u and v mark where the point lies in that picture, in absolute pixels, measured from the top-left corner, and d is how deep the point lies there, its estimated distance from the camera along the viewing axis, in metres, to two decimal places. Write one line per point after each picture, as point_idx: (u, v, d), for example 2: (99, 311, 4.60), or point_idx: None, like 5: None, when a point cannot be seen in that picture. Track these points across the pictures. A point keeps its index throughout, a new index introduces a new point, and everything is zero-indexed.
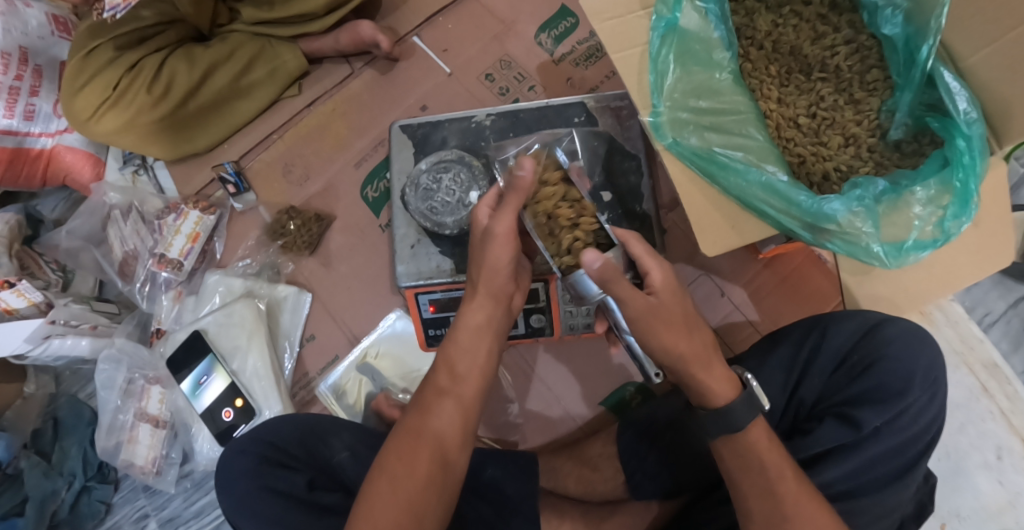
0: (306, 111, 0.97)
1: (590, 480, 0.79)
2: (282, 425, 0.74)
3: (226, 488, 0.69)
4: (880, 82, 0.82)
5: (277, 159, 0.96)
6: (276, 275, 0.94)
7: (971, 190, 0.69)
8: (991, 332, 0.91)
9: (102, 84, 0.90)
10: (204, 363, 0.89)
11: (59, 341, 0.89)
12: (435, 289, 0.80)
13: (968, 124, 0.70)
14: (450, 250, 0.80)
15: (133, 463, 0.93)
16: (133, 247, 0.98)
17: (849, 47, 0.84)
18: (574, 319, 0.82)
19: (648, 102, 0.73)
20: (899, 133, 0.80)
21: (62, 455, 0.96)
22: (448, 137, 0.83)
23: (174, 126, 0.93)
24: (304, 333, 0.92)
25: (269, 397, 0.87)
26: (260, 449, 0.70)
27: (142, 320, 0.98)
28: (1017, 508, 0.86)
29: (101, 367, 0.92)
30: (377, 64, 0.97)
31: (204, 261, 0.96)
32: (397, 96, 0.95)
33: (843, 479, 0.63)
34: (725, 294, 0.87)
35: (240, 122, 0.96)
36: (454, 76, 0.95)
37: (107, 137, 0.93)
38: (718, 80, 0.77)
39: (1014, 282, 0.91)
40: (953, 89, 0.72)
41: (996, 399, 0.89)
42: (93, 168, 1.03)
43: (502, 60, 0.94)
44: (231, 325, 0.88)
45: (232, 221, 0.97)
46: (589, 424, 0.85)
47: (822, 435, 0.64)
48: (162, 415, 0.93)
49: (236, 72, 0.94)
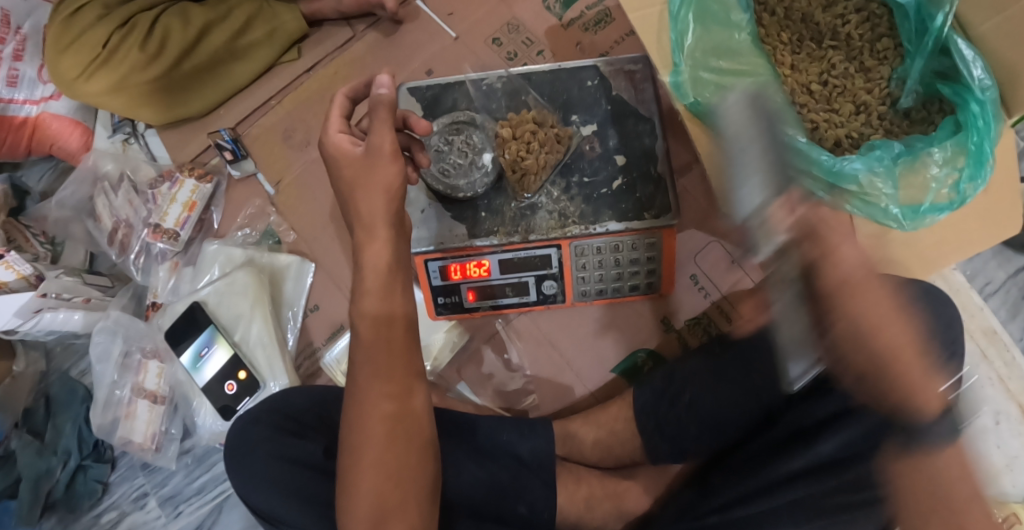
0: (306, 75, 0.95)
1: (607, 446, 0.79)
2: (295, 394, 0.72)
3: (240, 456, 0.67)
4: (891, 50, 0.82)
5: (276, 124, 0.94)
6: (277, 245, 0.92)
7: (986, 152, 0.69)
8: (991, 300, 0.97)
9: (91, 41, 0.88)
10: (205, 334, 0.86)
11: (51, 315, 0.87)
12: (447, 255, 0.78)
13: (982, 91, 0.70)
14: (462, 215, 0.77)
15: (131, 440, 0.90)
16: (126, 218, 0.95)
17: (860, 16, 0.84)
18: (586, 285, 0.81)
19: (668, 61, 0.70)
20: (910, 101, 0.80)
21: (55, 434, 0.93)
22: (459, 99, 0.81)
23: (167, 87, 0.91)
24: (308, 303, 0.90)
25: (275, 368, 0.85)
26: (275, 420, 0.69)
27: (136, 293, 0.95)
28: (1013, 471, 0.91)
29: (96, 340, 0.89)
30: (380, 27, 0.95)
31: (200, 231, 0.94)
32: (402, 60, 0.93)
33: (859, 439, 0.64)
34: (736, 261, 0.85)
35: (237, 86, 0.94)
36: (461, 40, 0.93)
37: (94, 98, 0.90)
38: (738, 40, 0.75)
39: (1013, 252, 0.96)
40: (968, 58, 0.71)
41: (994, 365, 0.94)
42: (81, 137, 0.98)
43: (510, 24, 0.92)
44: (234, 293, 0.87)
45: (231, 190, 0.94)
46: (602, 390, 0.85)
47: (843, 395, 0.65)
48: (159, 390, 0.90)
49: (235, 31, 0.93)
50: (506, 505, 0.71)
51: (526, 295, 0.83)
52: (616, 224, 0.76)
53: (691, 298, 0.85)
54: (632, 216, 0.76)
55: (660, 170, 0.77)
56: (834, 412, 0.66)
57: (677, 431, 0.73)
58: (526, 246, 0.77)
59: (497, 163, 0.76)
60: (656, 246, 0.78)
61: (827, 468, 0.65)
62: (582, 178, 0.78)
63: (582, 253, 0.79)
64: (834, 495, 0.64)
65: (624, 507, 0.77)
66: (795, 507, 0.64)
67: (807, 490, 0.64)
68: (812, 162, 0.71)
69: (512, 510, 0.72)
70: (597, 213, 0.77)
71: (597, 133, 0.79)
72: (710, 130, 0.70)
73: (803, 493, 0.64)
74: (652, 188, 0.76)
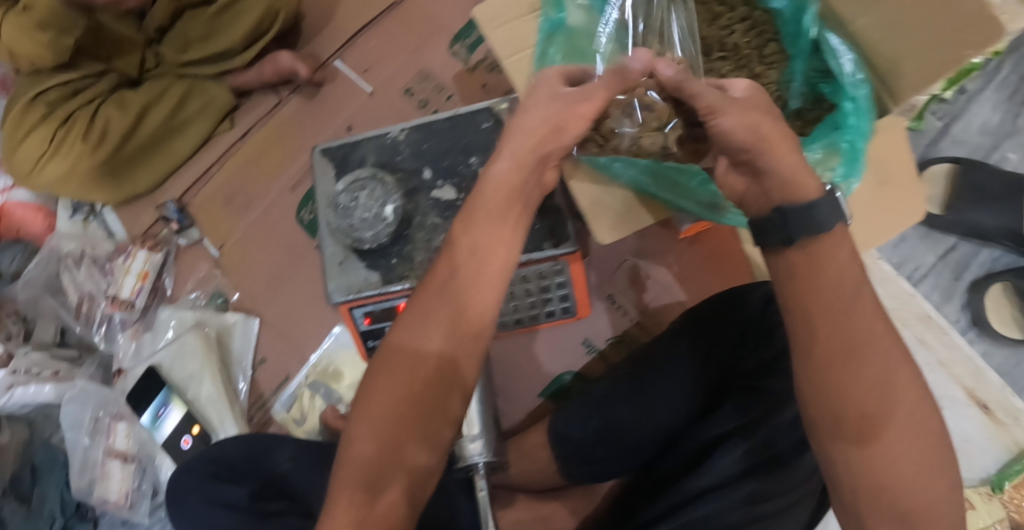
0: (240, 142, 1.02)
1: (531, 471, 0.80)
2: (230, 444, 0.77)
3: (178, 502, 0.73)
4: (777, 55, 0.85)
5: (218, 191, 1.01)
6: (224, 303, 0.98)
7: (858, 150, 0.73)
8: (922, 285, 0.96)
9: (37, 138, 0.94)
10: (161, 395, 0.92)
11: (22, 390, 0.94)
12: (367, 301, 0.82)
13: (854, 86, 0.74)
14: (377, 263, 0.82)
15: (107, 499, 0.96)
16: (89, 291, 1.02)
17: (745, 24, 0.87)
18: (505, 316, 0.84)
19: None
20: (799, 102, 0.83)
21: (41, 498, 1.00)
22: (366, 155, 0.86)
23: (112, 168, 0.97)
24: (255, 357, 0.96)
25: (224, 419, 0.91)
26: (207, 468, 0.74)
27: (103, 362, 1.03)
28: (965, 456, 0.91)
29: (67, 409, 0.95)
30: (302, 91, 1.01)
31: (155, 297, 1.00)
32: (326, 118, 1.00)
33: (753, 453, 0.63)
34: (652, 277, 0.89)
35: (179, 160, 1.02)
36: (377, 94, 0.99)
37: (50, 184, 0.97)
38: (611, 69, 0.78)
39: (940, 234, 0.96)
40: (839, 49, 0.76)
41: (933, 350, 0.94)
42: (45, 220, 1.06)
43: (421, 74, 0.98)
44: (184, 354, 0.93)
45: (180, 257, 1.01)
46: (532, 415, 0.87)
47: (729, 411, 0.67)
48: (129, 449, 0.97)
49: (170, 110, 0.99)
50: None
51: None
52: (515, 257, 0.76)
53: (611, 318, 0.88)
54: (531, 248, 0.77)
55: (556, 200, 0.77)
56: (727, 429, 0.66)
57: (588, 454, 0.74)
58: None
59: (400, 212, 0.80)
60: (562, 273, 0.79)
61: (731, 483, 0.63)
62: None
63: None
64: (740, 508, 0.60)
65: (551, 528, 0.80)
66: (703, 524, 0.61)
67: (714, 507, 0.61)
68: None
69: None
70: None
71: None
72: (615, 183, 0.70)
73: (708, 510, 0.62)
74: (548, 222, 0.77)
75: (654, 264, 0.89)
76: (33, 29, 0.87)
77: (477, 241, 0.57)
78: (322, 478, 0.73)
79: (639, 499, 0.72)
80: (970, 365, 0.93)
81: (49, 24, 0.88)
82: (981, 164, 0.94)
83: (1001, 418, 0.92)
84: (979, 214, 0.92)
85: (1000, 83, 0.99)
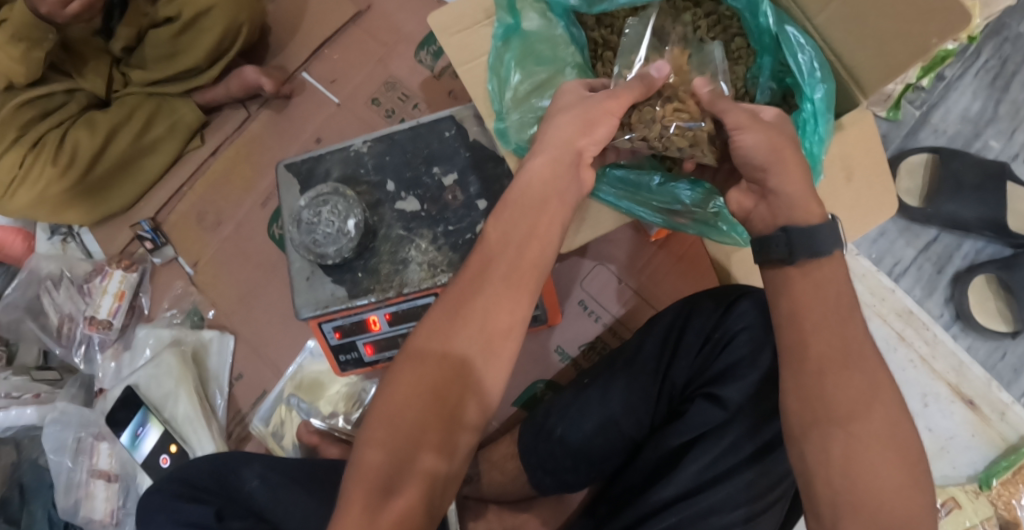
0: (211, 159, 1.02)
1: (500, 482, 0.79)
2: (198, 463, 0.77)
3: (144, 519, 0.73)
4: (743, 50, 0.83)
5: (191, 209, 1.01)
6: (201, 320, 0.98)
7: (819, 155, 0.71)
8: (903, 280, 0.94)
9: (8, 164, 0.95)
10: (138, 415, 0.92)
11: (3, 413, 0.94)
12: (335, 316, 0.82)
13: (814, 86, 0.72)
14: (344, 277, 0.81)
15: (93, 518, 0.97)
16: (69, 311, 1.03)
17: (710, 19, 0.85)
18: None
19: (491, 110, 0.75)
20: (765, 98, 0.82)
21: (29, 519, 1.02)
22: (331, 168, 0.85)
23: (84, 191, 0.98)
24: (232, 373, 0.96)
25: (201, 437, 0.91)
26: (175, 487, 0.75)
27: (84, 382, 1.03)
28: (949, 453, 0.90)
29: (50, 431, 0.96)
30: (271, 105, 1.01)
31: (133, 316, 1.01)
32: (293, 132, 0.99)
33: (715, 463, 0.63)
34: (622, 281, 0.88)
35: (150, 179, 1.02)
36: (344, 105, 0.98)
37: (21, 211, 0.98)
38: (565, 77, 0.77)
39: (920, 226, 0.94)
40: (797, 43, 0.73)
41: (914, 346, 0.92)
42: (24, 241, 1.07)
43: (387, 83, 0.97)
44: (160, 374, 0.93)
45: (156, 275, 1.01)
46: (505, 424, 0.87)
47: (693, 419, 0.65)
48: (112, 468, 0.98)
49: (137, 131, 0.99)
50: None
51: None
52: None
53: (582, 324, 0.87)
54: None
55: None
56: (688, 439, 0.65)
57: (554, 464, 0.73)
58: (404, 298, 0.81)
59: (363, 227, 0.79)
60: None
61: (694, 493, 0.63)
62: (448, 226, 0.81)
63: None
64: (707, 518, 0.62)
65: None
66: None
67: (678, 516, 0.62)
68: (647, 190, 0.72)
69: None
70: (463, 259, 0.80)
71: (458, 181, 0.83)
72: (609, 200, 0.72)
73: (675, 520, 0.62)
74: None
75: (624, 268, 0.88)
76: (6, 42, 0.89)
77: (495, 246, 0.58)
78: (293, 497, 0.74)
79: (607, 507, 0.72)
80: (953, 360, 0.91)
81: (23, 35, 0.89)
82: (960, 153, 0.92)
83: (987, 414, 0.90)
84: (959, 206, 0.90)
85: (980, 69, 0.97)
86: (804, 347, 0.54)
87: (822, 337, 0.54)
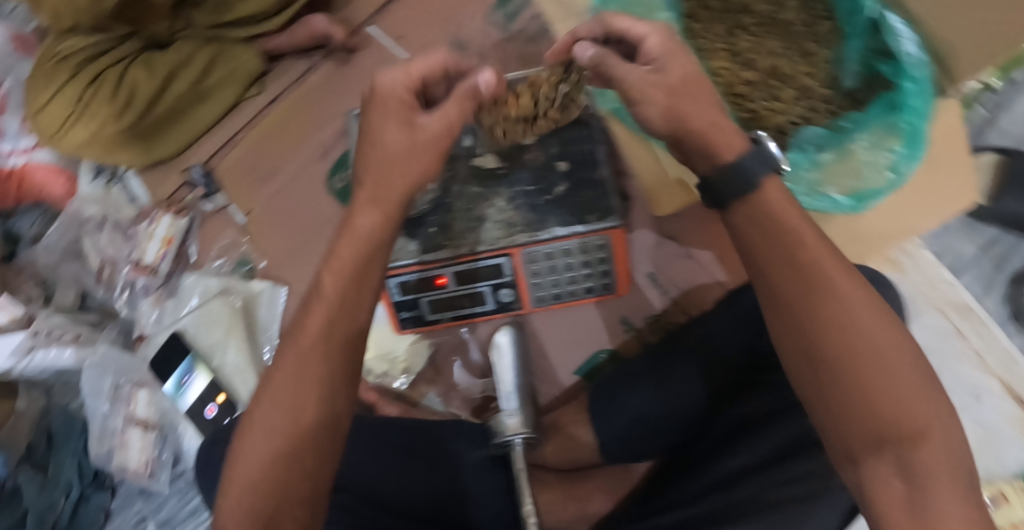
0: (268, 108, 0.99)
1: (565, 448, 0.78)
2: (261, 413, 0.75)
3: (205, 472, 0.71)
4: (829, 32, 0.81)
5: (242, 159, 0.98)
6: (251, 271, 0.95)
7: (919, 130, 0.72)
8: (963, 276, 0.94)
9: (65, 99, 0.91)
10: (186, 362, 0.90)
11: (43, 353, 0.92)
12: (405, 272, 0.79)
13: (914, 67, 0.72)
14: (416, 233, 0.79)
15: (127, 467, 0.95)
16: (110, 255, 1.00)
17: (797, 1, 0.84)
18: (542, 290, 0.83)
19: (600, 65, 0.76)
20: (853, 82, 0.79)
21: (57, 466, 0.98)
22: None
23: (139, 134, 0.95)
24: (281, 326, 0.93)
25: (250, 388, 0.89)
26: (237, 439, 0.72)
27: (124, 327, 1.00)
28: (996, 447, 0.90)
29: (87, 375, 0.94)
30: (334, 57, 0.98)
31: (179, 264, 0.98)
32: (355, 87, 0.97)
33: (798, 437, 0.61)
34: (691, 256, 0.87)
35: (203, 126, 0.98)
36: (410, 63, 0.96)
37: (74, 149, 0.95)
38: None
39: (982, 225, 0.94)
40: (898, 33, 0.73)
41: (969, 340, 0.92)
42: (65, 183, 1.03)
43: (456, 43, 0.95)
44: (209, 323, 0.91)
45: (205, 223, 0.98)
46: (566, 393, 0.86)
47: (778, 387, 0.66)
48: (151, 417, 0.95)
49: (197, 75, 0.95)
50: None
51: (485, 304, 0.85)
52: (561, 229, 0.76)
53: (648, 296, 0.86)
54: (575, 221, 0.76)
55: (602, 173, 0.78)
56: (773, 408, 0.65)
57: (626, 431, 0.73)
58: (476, 257, 0.79)
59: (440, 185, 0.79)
60: (606, 248, 0.79)
61: (774, 465, 0.60)
62: (528, 187, 0.79)
63: (533, 261, 0.80)
64: (789, 487, 0.58)
65: (586, 509, 0.75)
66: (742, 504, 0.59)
67: (755, 487, 0.59)
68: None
69: (464, 517, 0.73)
70: (541, 220, 0.77)
71: (539, 141, 0.79)
72: None
73: (752, 490, 0.59)
74: (588, 192, 0.77)
75: (694, 246, 0.87)
76: None
77: None
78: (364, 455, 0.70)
79: (674, 474, 0.70)
80: (1006, 357, 0.92)
81: None
82: None
83: None
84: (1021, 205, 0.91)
85: None
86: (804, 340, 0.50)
87: (868, 351, 0.49)
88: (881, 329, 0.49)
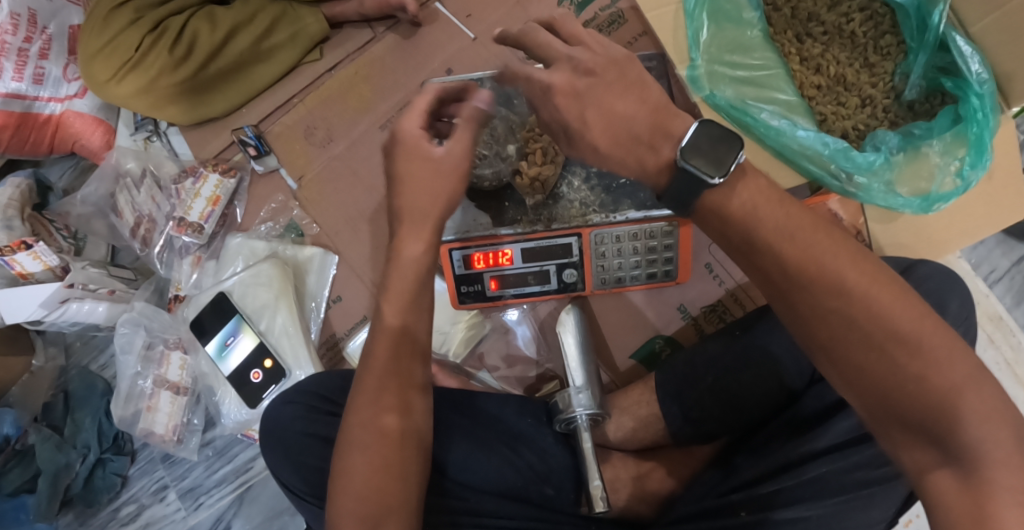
0: (326, 75, 0.97)
1: (630, 429, 0.80)
2: (328, 377, 0.73)
3: (274, 436, 0.69)
4: (894, 47, 0.81)
5: (299, 122, 0.95)
6: (301, 238, 0.94)
7: (985, 141, 0.72)
8: (996, 287, 0.99)
9: (124, 45, 0.91)
10: (230, 324, 0.87)
11: (77, 305, 0.89)
12: (472, 244, 0.79)
13: (979, 83, 0.72)
14: (486, 205, 0.81)
15: (152, 432, 0.90)
16: (148, 213, 0.96)
17: (863, 14, 0.82)
18: (608, 272, 0.82)
19: (684, 56, 0.79)
20: (913, 94, 0.80)
21: (74, 427, 0.93)
22: None
23: (194, 88, 0.93)
24: (330, 294, 0.91)
25: (299, 355, 0.86)
26: (308, 400, 0.70)
27: (159, 287, 1.01)
28: None
29: (121, 331, 0.90)
30: (399, 29, 0.97)
31: (224, 225, 0.96)
32: (420, 61, 0.96)
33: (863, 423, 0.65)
34: None
35: (258, 87, 0.96)
36: (479, 41, 0.95)
37: (123, 99, 0.93)
38: (749, 37, 0.83)
39: (1017, 241, 0.98)
40: (965, 54, 0.73)
41: (1001, 350, 0.97)
42: (104, 134, 1.00)
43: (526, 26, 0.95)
44: (258, 285, 0.87)
45: (253, 185, 0.96)
46: (621, 376, 0.88)
47: None
48: (182, 381, 0.91)
49: (258, 34, 0.95)
50: (533, 487, 0.72)
51: (548, 284, 0.84)
52: (635, 212, 0.78)
53: (706, 285, 0.87)
54: (650, 205, 0.78)
55: None
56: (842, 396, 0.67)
57: (697, 413, 0.74)
58: (548, 234, 0.79)
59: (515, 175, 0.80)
60: (673, 234, 0.80)
61: (844, 448, 0.64)
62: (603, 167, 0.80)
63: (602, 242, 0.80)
64: (855, 472, 0.63)
65: (646, 488, 0.79)
66: (814, 484, 0.63)
67: (828, 467, 0.63)
68: (790, 137, 0.76)
69: (539, 492, 0.72)
70: (616, 202, 0.79)
71: None
72: (768, 149, 0.77)
73: (823, 471, 0.63)
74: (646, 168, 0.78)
75: None
76: None
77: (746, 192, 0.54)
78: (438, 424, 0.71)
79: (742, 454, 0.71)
80: None
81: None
82: None
83: None
84: None
85: None
86: (837, 348, 0.50)
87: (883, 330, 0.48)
88: (906, 317, 0.48)
